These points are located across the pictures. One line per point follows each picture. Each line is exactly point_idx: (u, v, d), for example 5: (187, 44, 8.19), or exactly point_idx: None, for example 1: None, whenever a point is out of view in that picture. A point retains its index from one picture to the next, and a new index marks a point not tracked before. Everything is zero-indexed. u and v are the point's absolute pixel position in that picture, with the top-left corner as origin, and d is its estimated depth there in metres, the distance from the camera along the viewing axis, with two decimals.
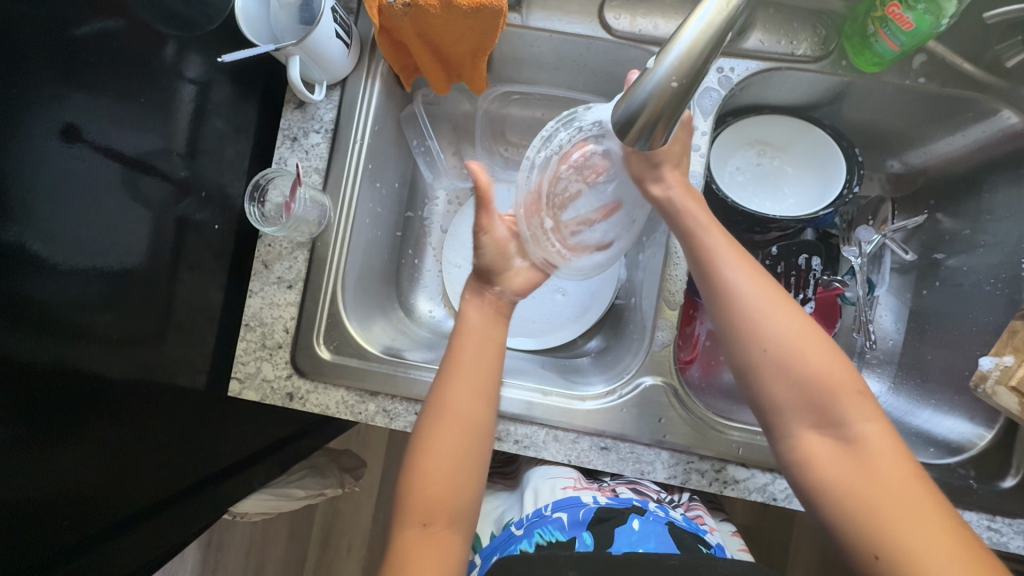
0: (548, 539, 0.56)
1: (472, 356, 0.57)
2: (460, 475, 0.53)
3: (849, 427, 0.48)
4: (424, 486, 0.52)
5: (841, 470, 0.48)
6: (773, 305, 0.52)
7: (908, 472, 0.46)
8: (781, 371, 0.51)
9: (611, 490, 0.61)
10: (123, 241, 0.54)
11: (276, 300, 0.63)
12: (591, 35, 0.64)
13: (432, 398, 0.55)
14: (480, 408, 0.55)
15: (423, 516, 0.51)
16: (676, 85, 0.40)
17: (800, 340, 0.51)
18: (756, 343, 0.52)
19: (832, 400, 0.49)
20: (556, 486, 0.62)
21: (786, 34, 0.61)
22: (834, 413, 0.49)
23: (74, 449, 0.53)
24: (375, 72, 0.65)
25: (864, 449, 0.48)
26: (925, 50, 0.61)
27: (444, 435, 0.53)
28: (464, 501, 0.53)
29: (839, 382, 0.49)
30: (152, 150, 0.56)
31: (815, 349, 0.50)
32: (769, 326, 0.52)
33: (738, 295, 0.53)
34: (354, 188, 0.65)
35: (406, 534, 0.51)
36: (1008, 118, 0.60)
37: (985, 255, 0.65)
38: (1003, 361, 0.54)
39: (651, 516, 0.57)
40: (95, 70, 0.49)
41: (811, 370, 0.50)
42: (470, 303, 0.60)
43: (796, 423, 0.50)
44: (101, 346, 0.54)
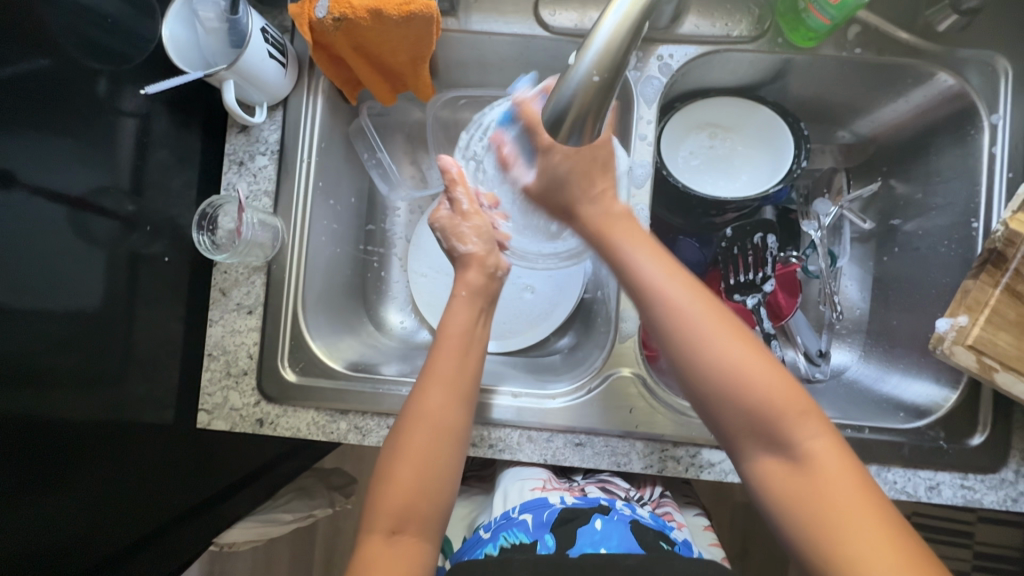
0: (513, 541, 0.56)
1: (450, 364, 0.56)
2: (432, 483, 0.52)
3: (797, 446, 0.45)
4: (390, 494, 0.51)
5: (791, 491, 0.44)
6: (712, 322, 0.48)
7: (857, 484, 0.43)
8: (726, 393, 0.47)
9: (579, 490, 0.62)
10: (73, 283, 0.53)
11: (237, 326, 0.62)
12: (529, 34, 0.65)
13: (405, 408, 0.54)
14: (457, 413, 0.54)
15: (391, 523, 0.50)
16: (598, 80, 0.40)
17: (741, 356, 0.47)
18: (699, 371, 0.47)
19: (776, 418, 0.46)
20: (525, 488, 0.62)
21: (720, 17, 0.62)
22: (782, 434, 0.45)
23: (45, 499, 0.52)
24: (316, 88, 0.65)
25: (813, 467, 0.44)
26: (858, 21, 0.62)
27: (413, 444, 0.52)
28: (437, 508, 0.52)
29: (784, 400, 0.46)
30: (93, 188, 0.55)
31: (758, 368, 0.46)
32: (708, 351, 0.47)
33: (674, 317, 0.48)
34: (307, 207, 0.64)
35: (373, 540, 0.50)
36: (945, 80, 0.61)
37: (936, 217, 0.65)
38: (958, 322, 0.54)
39: (614, 516, 0.57)
40: (21, 113, 0.48)
41: (755, 391, 0.46)
42: (456, 300, 0.60)
43: (749, 446, 0.47)
44: (60, 392, 0.53)
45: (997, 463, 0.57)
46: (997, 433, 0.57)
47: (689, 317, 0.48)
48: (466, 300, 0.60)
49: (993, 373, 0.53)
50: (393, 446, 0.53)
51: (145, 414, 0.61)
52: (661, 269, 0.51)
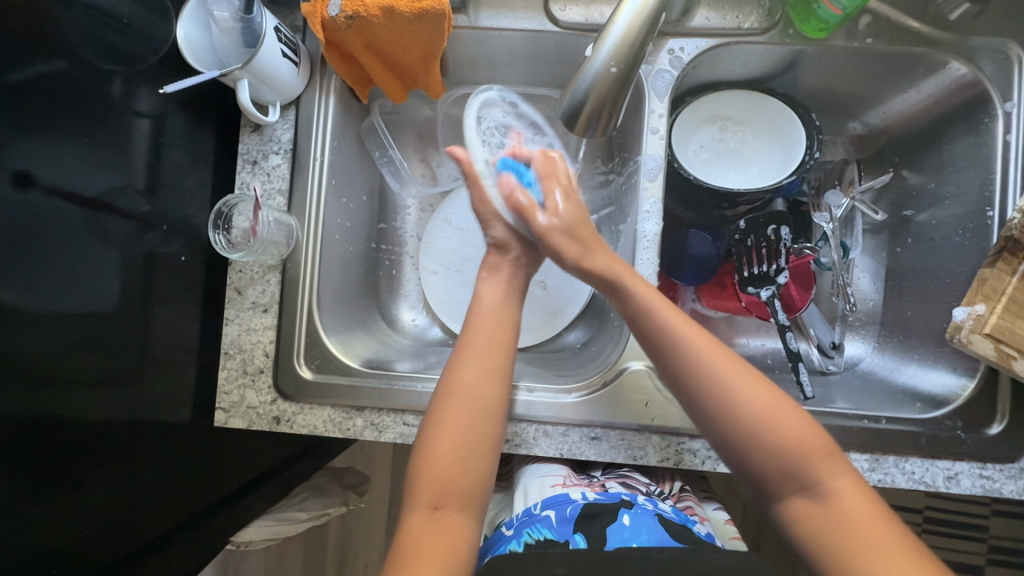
0: (537, 537, 0.56)
1: (482, 338, 0.56)
2: (473, 455, 0.52)
3: (823, 485, 0.47)
4: (433, 465, 0.51)
5: (824, 529, 0.46)
6: (732, 376, 0.50)
7: (882, 520, 0.45)
8: (755, 441, 0.49)
9: (600, 486, 0.62)
10: (90, 283, 0.54)
11: (252, 325, 0.62)
12: (540, 29, 0.65)
13: (441, 385, 0.55)
14: (495, 387, 0.54)
15: (433, 498, 0.50)
16: (615, 71, 0.41)
17: (763, 404, 0.49)
18: (728, 419, 0.50)
19: (802, 462, 0.48)
20: (545, 484, 0.63)
21: (731, 10, 0.62)
22: (808, 476, 0.48)
23: (66, 496, 0.53)
24: (328, 87, 0.65)
25: (840, 505, 0.46)
26: (869, 11, 0.61)
27: (452, 421, 0.53)
28: (475, 483, 0.52)
29: (808, 443, 0.48)
30: (109, 189, 0.55)
31: (779, 415, 0.49)
32: (737, 400, 0.49)
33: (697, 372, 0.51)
34: (320, 206, 0.65)
35: (415, 517, 0.50)
36: (957, 69, 0.61)
37: (950, 207, 0.65)
38: (975, 310, 0.54)
39: (638, 510, 0.57)
40: (36, 114, 0.48)
41: (783, 439, 0.48)
42: (482, 281, 0.61)
43: (781, 488, 0.48)
44: (80, 391, 0.53)
45: (1016, 452, 0.57)
46: (1015, 422, 0.57)
47: (714, 370, 0.50)
48: (494, 280, 0.61)
49: (1012, 361, 0.53)
50: (432, 422, 0.53)
51: (163, 413, 0.62)
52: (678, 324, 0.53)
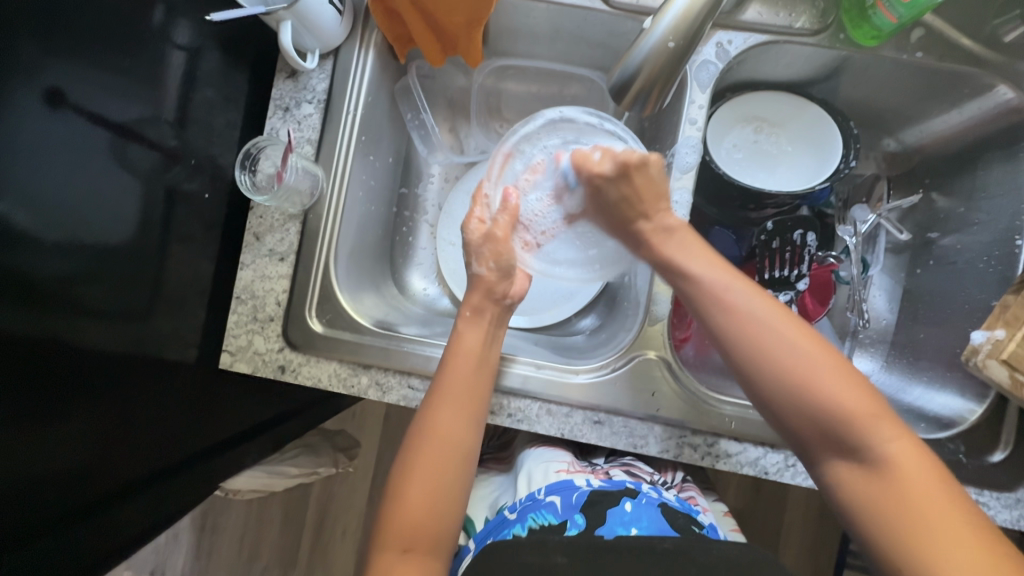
0: (541, 522, 0.58)
1: (457, 383, 0.56)
2: (445, 498, 0.54)
3: (874, 449, 0.47)
4: (403, 512, 0.52)
5: (869, 493, 0.46)
6: (777, 324, 0.51)
7: (943, 494, 0.44)
8: (797, 392, 0.49)
9: (604, 473, 0.64)
10: (110, 209, 0.53)
11: (267, 272, 0.62)
12: (588, 6, 0.63)
13: (414, 426, 0.56)
14: (468, 434, 0.56)
15: (402, 541, 0.52)
16: (672, 47, 0.41)
17: (808, 358, 0.50)
18: (772, 381, 0.50)
19: (847, 422, 0.48)
20: (550, 468, 0.65)
21: (785, 7, 0.60)
22: (855, 439, 0.47)
23: (63, 424, 0.53)
24: (369, 41, 0.64)
25: (889, 469, 0.46)
26: (922, 24, 0.60)
27: (422, 466, 0.54)
28: (444, 525, 0.54)
29: (855, 402, 0.48)
30: (139, 117, 0.55)
31: (824, 372, 0.49)
32: (780, 360, 0.50)
33: (731, 307, 0.53)
34: (348, 160, 0.64)
35: (384, 557, 0.51)
36: (1004, 94, 0.60)
37: (978, 233, 0.65)
38: (995, 335, 0.54)
39: (643, 499, 0.59)
40: (76, 30, 0.47)
41: (829, 393, 0.48)
42: (463, 322, 0.60)
43: (823, 452, 0.49)
44: (88, 317, 0.53)
45: (1014, 482, 0.57)
46: (1018, 452, 0.57)
47: (754, 329, 0.52)
48: (473, 322, 0.60)
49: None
50: (405, 468, 0.54)
51: (169, 350, 0.61)
52: (708, 266, 0.56)
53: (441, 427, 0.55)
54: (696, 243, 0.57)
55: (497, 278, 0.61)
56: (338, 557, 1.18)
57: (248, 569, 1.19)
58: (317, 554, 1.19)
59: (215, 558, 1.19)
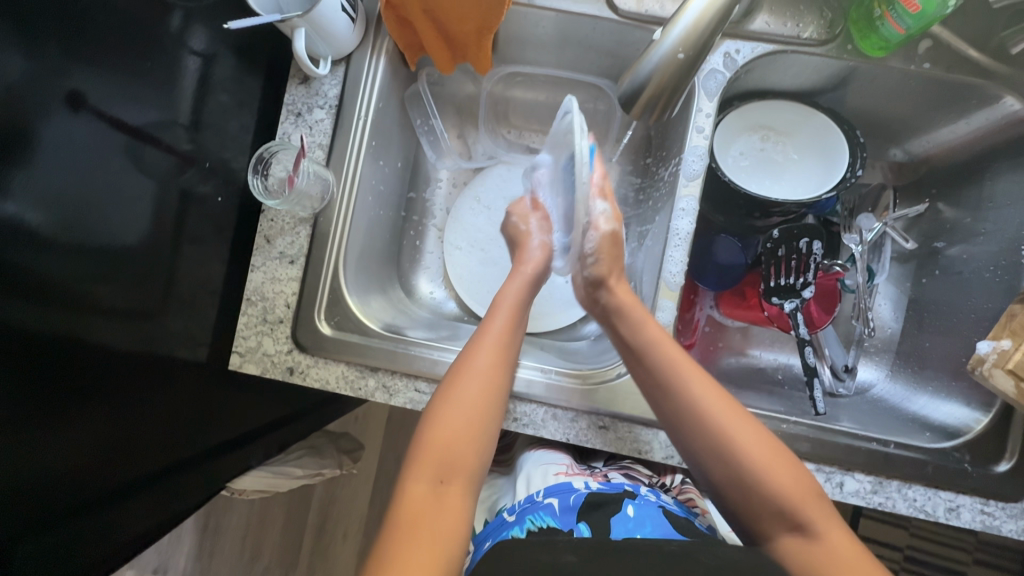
0: (539, 524, 0.58)
1: (501, 327, 0.59)
2: (476, 433, 0.54)
3: (815, 526, 0.49)
4: (434, 442, 0.53)
5: (815, 568, 0.48)
6: (732, 414, 0.53)
7: (866, 563, 0.48)
8: (752, 479, 0.51)
9: (602, 476, 0.65)
10: (125, 211, 0.54)
11: (277, 275, 0.62)
12: (597, 15, 0.64)
13: (456, 362, 0.57)
14: (502, 371, 0.57)
15: (436, 472, 0.52)
16: (682, 58, 0.41)
17: (761, 448, 0.52)
18: (724, 471, 0.52)
19: (797, 505, 0.50)
20: (549, 472, 0.66)
21: (792, 17, 0.61)
22: (801, 517, 0.50)
23: (69, 422, 0.53)
24: (380, 48, 0.65)
25: (828, 543, 0.49)
26: (930, 35, 0.61)
27: (464, 396, 0.54)
28: (477, 461, 0.54)
29: (798, 486, 0.51)
30: (155, 121, 0.56)
31: (774, 458, 0.51)
32: (738, 443, 0.52)
33: (696, 405, 0.54)
34: (358, 165, 0.64)
35: (415, 487, 0.51)
36: (1010, 104, 0.60)
37: (984, 243, 0.65)
38: (1001, 345, 0.54)
39: (642, 501, 0.60)
40: (94, 35, 0.48)
41: (778, 480, 0.51)
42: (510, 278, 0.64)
43: (773, 527, 0.51)
44: (101, 315, 0.54)
45: (1020, 491, 0.56)
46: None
47: (703, 424, 0.53)
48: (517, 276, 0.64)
49: None
50: (439, 401, 0.55)
51: (179, 350, 0.62)
52: (672, 356, 0.56)
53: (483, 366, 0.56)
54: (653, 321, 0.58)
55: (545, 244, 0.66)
56: (339, 558, 1.19)
57: (250, 569, 1.19)
58: (319, 555, 1.19)
59: (216, 558, 1.19)
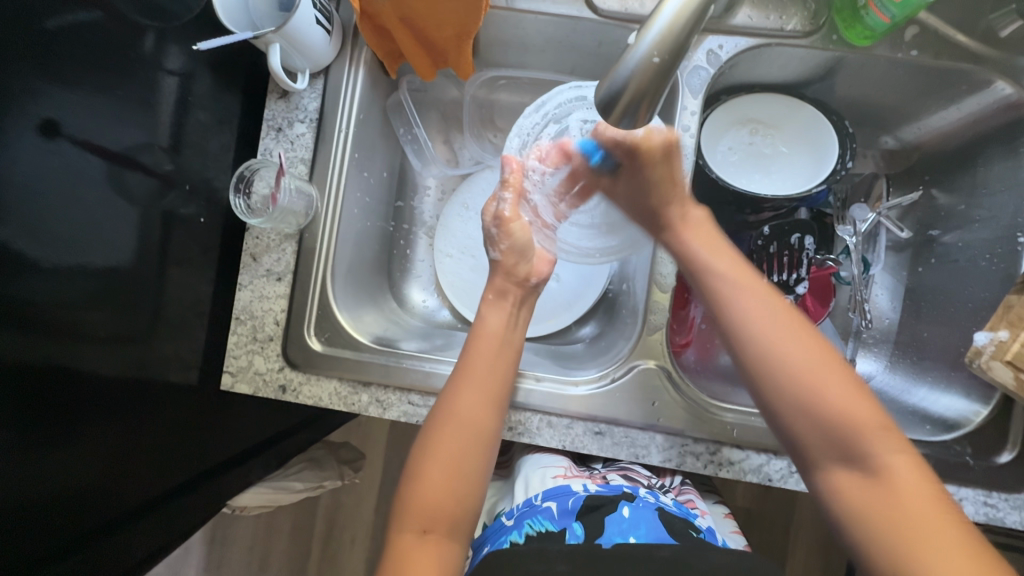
0: (538, 528, 0.58)
1: (483, 363, 0.58)
2: (459, 486, 0.54)
3: (874, 460, 0.46)
4: (421, 494, 0.53)
5: (863, 501, 0.46)
6: (791, 336, 0.51)
7: (937, 503, 0.44)
8: (801, 400, 0.49)
9: (602, 478, 0.64)
10: (108, 238, 0.54)
11: (265, 292, 0.62)
12: (577, 16, 0.63)
13: (438, 405, 0.56)
14: (490, 416, 0.56)
15: (422, 523, 0.52)
16: (657, 62, 0.39)
17: (818, 371, 0.49)
18: (772, 391, 0.51)
19: (855, 432, 0.47)
20: (547, 476, 0.65)
21: (776, 9, 0.60)
22: (857, 449, 0.47)
23: (59, 451, 0.53)
24: (358, 59, 0.64)
25: (890, 480, 0.45)
26: (916, 22, 0.60)
27: (446, 440, 0.54)
28: (462, 509, 0.54)
29: (859, 416, 0.48)
30: (134, 144, 0.55)
31: (835, 380, 0.49)
32: (791, 361, 0.50)
33: (750, 327, 0.53)
34: (341, 178, 0.64)
35: (403, 538, 0.51)
36: (1003, 89, 0.59)
37: (979, 230, 0.64)
38: (998, 336, 0.53)
39: (640, 503, 0.59)
40: (65, 62, 0.48)
41: (833, 401, 0.48)
42: (486, 305, 0.63)
43: (824, 457, 0.48)
44: (90, 342, 0.53)
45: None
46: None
47: (755, 343, 0.52)
48: (498, 305, 0.63)
49: None
50: (422, 452, 0.55)
51: (171, 372, 0.62)
52: (739, 283, 0.55)
53: (466, 406, 0.55)
54: (705, 239, 0.59)
55: (513, 260, 0.63)
56: (348, 566, 1.19)
57: None
58: (328, 562, 1.19)
59: (226, 570, 1.19)
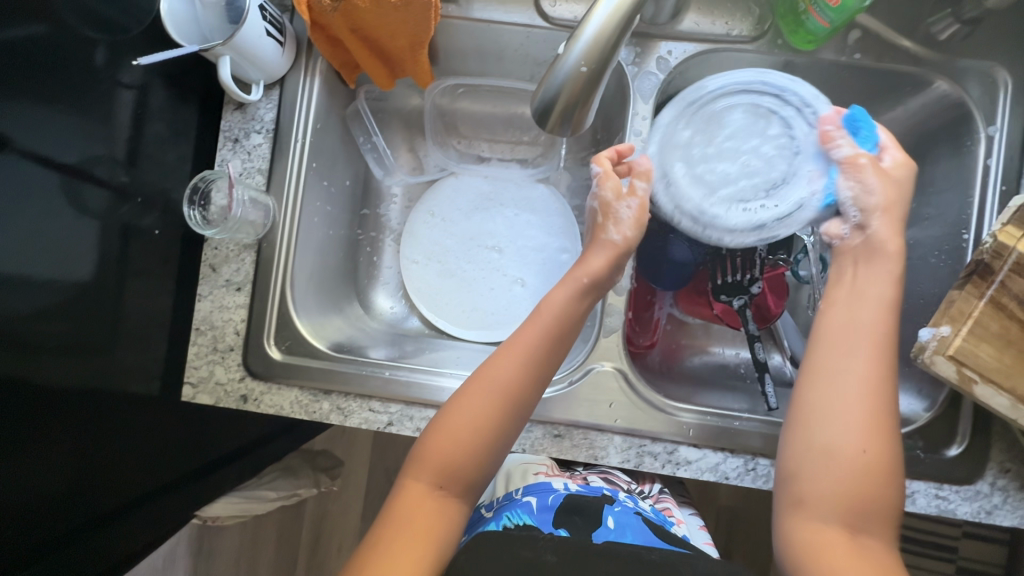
0: (516, 521, 0.59)
1: (536, 353, 0.56)
2: (480, 456, 0.53)
3: (865, 531, 0.47)
4: (441, 448, 0.53)
5: (833, 557, 0.46)
6: (882, 395, 0.49)
7: None
8: (848, 452, 0.48)
9: (582, 479, 0.66)
10: (63, 250, 0.54)
11: (225, 302, 0.62)
12: (529, 24, 0.65)
13: (476, 373, 0.56)
14: (528, 398, 0.55)
15: (438, 478, 0.53)
16: (585, 70, 0.41)
17: (881, 437, 0.48)
18: (822, 429, 0.50)
19: (867, 503, 0.48)
20: (529, 471, 0.67)
21: (722, 16, 0.62)
22: (862, 516, 0.47)
23: (25, 459, 0.53)
24: (314, 69, 0.65)
25: (868, 553, 0.47)
26: (859, 26, 0.61)
27: (475, 409, 0.54)
28: (479, 474, 0.54)
29: (877, 494, 0.48)
30: (88, 157, 0.55)
31: (884, 455, 0.48)
32: (862, 415, 0.49)
33: (843, 369, 0.51)
34: (299, 187, 0.64)
35: (416, 484, 0.52)
36: (941, 88, 0.61)
37: (929, 228, 0.64)
38: (940, 332, 0.53)
39: (619, 508, 0.61)
40: (15, 76, 0.48)
41: (874, 469, 0.48)
42: (564, 285, 0.59)
43: (824, 507, 0.48)
44: (49, 351, 0.54)
45: (973, 474, 0.57)
46: (975, 445, 0.57)
47: (847, 394, 0.50)
48: (567, 285, 0.59)
49: (972, 385, 0.52)
50: (452, 414, 0.54)
51: (132, 383, 0.62)
52: (859, 326, 0.52)
53: (505, 383, 0.55)
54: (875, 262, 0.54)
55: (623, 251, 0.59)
56: None
57: None
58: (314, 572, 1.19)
59: None
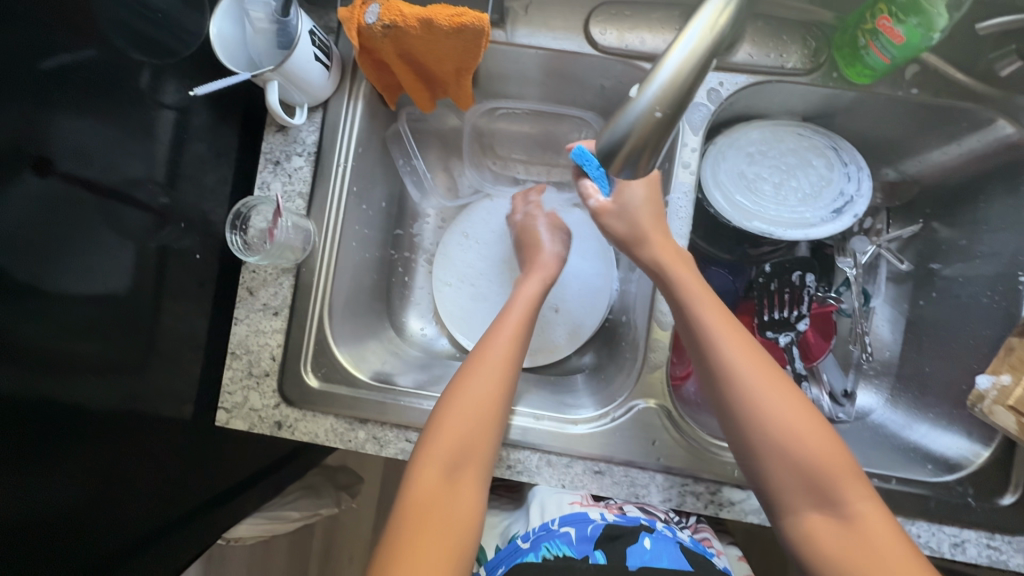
0: (555, 552, 0.57)
1: (511, 332, 0.59)
2: (487, 429, 0.54)
3: (847, 505, 0.47)
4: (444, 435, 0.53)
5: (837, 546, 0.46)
6: (771, 385, 0.50)
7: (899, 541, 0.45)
8: (793, 435, 0.49)
9: (618, 508, 0.64)
10: (104, 275, 0.53)
11: (261, 327, 0.61)
12: (578, 51, 0.63)
13: (458, 372, 0.57)
14: (511, 372, 0.56)
15: (449, 464, 0.52)
16: (659, 115, 0.39)
17: (800, 417, 0.49)
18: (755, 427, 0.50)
19: (832, 480, 0.48)
20: (563, 501, 0.64)
21: (776, 47, 0.60)
22: (833, 492, 0.48)
23: (61, 482, 0.51)
24: (357, 92, 0.64)
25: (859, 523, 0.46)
26: (917, 61, 0.60)
27: (456, 415, 0.53)
28: (486, 455, 0.53)
29: (836, 465, 0.48)
30: (130, 181, 0.54)
31: (815, 432, 0.49)
32: (776, 407, 0.49)
33: (732, 371, 0.51)
34: (339, 212, 0.63)
35: (424, 478, 0.51)
36: (1003, 129, 0.59)
37: (982, 266, 0.63)
38: (1000, 380, 0.53)
39: (660, 535, 0.59)
40: (65, 102, 0.47)
41: (813, 445, 0.48)
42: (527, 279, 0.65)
43: (798, 500, 0.49)
44: (87, 375, 0.52)
45: None
46: None
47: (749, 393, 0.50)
48: (535, 277, 0.66)
49: None
50: (442, 409, 0.54)
51: (165, 407, 0.61)
52: (733, 332, 0.52)
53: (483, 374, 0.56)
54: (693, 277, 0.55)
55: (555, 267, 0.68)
56: None
57: None
58: None
59: None
